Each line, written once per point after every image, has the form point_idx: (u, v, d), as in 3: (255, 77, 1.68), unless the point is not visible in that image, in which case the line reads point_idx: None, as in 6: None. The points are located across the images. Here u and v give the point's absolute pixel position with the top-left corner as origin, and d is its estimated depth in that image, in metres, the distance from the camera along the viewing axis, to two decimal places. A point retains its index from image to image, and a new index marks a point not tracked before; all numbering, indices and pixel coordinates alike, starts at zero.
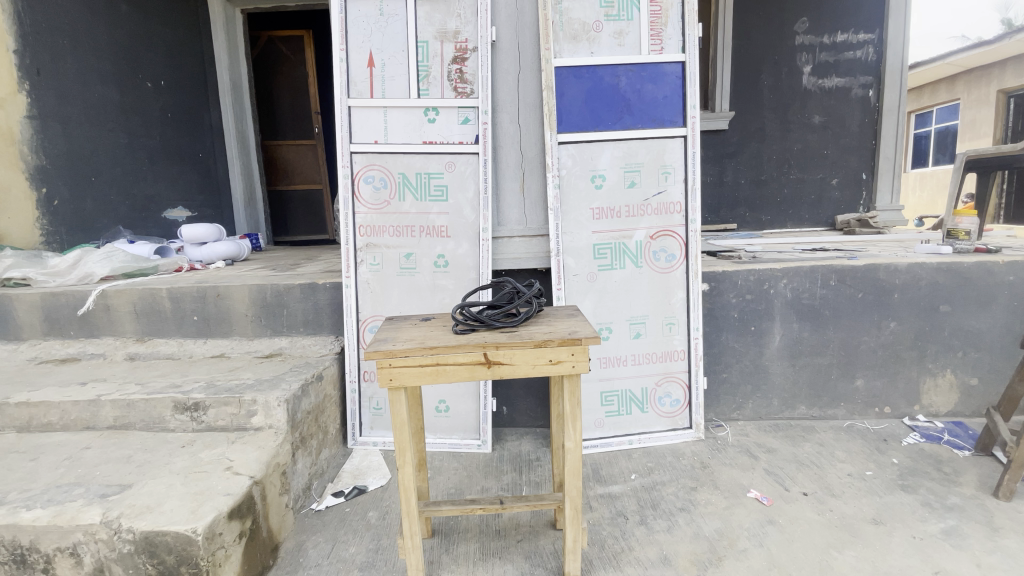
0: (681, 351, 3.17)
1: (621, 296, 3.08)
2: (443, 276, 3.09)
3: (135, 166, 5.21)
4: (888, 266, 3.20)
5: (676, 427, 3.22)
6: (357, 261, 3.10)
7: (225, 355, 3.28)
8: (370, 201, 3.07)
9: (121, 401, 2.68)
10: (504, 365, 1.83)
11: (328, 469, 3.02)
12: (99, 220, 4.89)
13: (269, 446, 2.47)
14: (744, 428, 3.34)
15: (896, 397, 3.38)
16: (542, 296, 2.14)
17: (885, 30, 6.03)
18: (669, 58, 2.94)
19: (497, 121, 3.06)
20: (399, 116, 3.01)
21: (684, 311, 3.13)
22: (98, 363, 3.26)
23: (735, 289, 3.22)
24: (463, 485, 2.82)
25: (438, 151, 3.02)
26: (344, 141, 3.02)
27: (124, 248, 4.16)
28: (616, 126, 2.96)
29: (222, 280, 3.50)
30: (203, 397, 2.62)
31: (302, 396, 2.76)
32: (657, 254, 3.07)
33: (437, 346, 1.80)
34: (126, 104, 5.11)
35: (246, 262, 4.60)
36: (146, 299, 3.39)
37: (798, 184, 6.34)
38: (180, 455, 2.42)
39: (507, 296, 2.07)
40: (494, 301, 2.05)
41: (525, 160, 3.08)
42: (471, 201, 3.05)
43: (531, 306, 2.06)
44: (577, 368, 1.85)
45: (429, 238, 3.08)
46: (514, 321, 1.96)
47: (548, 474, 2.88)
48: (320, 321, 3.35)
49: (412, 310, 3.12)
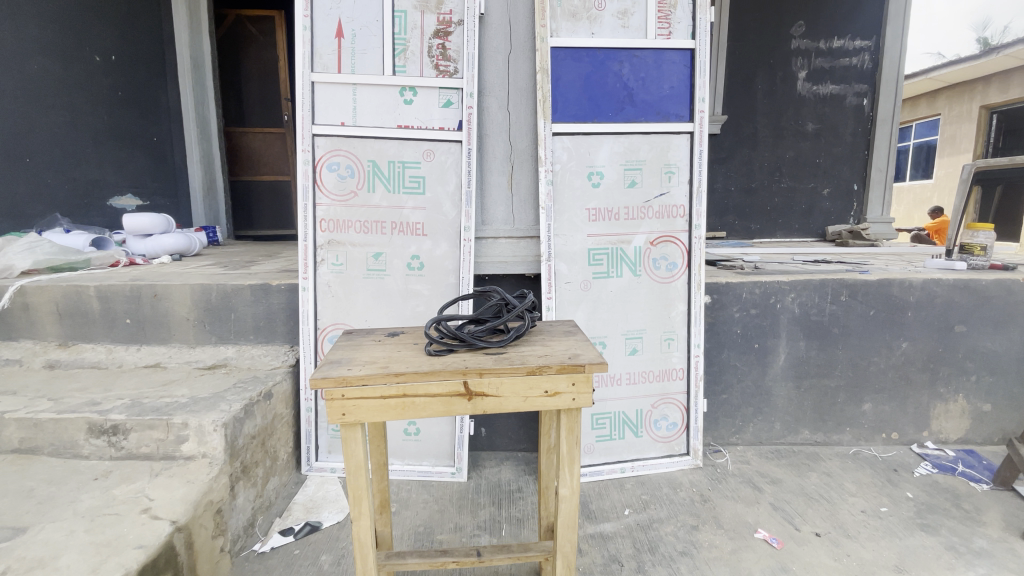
0: (681, 370, 2.85)
1: (617, 308, 2.75)
2: (417, 280, 2.71)
3: (78, 148, 4.65)
4: (902, 281, 2.96)
5: (672, 453, 2.91)
6: (317, 261, 2.71)
7: (160, 365, 2.82)
8: (335, 192, 2.69)
9: (27, 421, 2.15)
10: (488, 398, 1.47)
11: (277, 501, 2.61)
12: (33, 207, 4.32)
13: (200, 481, 2.04)
14: (745, 455, 3.04)
15: (905, 423, 3.15)
16: (536, 310, 1.79)
17: (881, 38, 5.92)
18: (678, 44, 2.63)
19: (482, 107, 2.71)
20: (371, 95, 2.63)
21: (685, 326, 2.82)
22: (11, 370, 2.73)
23: (739, 302, 2.93)
24: (433, 523, 2.45)
25: (414, 137, 2.64)
26: (306, 122, 2.64)
27: (54, 238, 3.61)
28: (618, 117, 2.63)
29: (162, 278, 3.04)
30: (123, 418, 2.15)
31: (245, 419, 2.34)
32: (658, 263, 2.75)
33: (404, 373, 1.43)
34: (70, 79, 4.56)
35: (197, 257, 4.13)
36: (71, 297, 2.88)
37: (789, 193, 6.16)
38: (89, 491, 1.94)
39: (494, 309, 1.71)
40: (478, 315, 1.69)
41: (514, 151, 2.73)
42: (452, 196, 2.68)
43: (524, 323, 1.71)
44: (577, 402, 1.50)
45: (403, 236, 2.70)
46: (503, 342, 1.61)
47: (531, 510, 2.53)
48: (272, 328, 2.95)
49: (380, 318, 2.73)
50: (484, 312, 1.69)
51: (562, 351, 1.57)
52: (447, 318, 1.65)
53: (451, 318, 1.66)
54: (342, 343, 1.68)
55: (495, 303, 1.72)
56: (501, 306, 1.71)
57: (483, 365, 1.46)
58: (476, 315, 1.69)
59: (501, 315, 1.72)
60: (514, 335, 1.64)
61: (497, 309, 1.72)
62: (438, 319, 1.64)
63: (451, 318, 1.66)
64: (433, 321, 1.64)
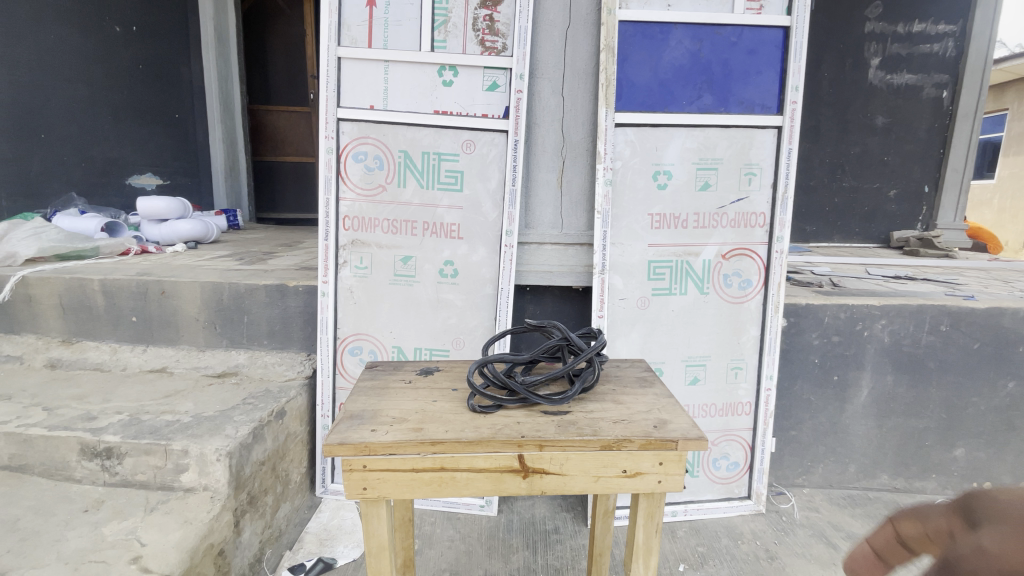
0: (747, 403, 2.47)
1: (678, 330, 2.38)
2: (450, 289, 2.38)
3: (97, 124, 4.37)
4: (1016, 311, 2.51)
5: (731, 496, 2.55)
6: (339, 263, 2.40)
7: (166, 370, 2.56)
8: (361, 186, 2.36)
9: (18, 436, 1.91)
10: (548, 476, 1.14)
11: (288, 530, 2.34)
12: (48, 184, 4.05)
13: (199, 521, 1.76)
14: (813, 500, 2.66)
15: (1002, 473, 2.72)
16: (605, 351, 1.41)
17: (969, 22, 5.29)
18: (770, 21, 2.20)
19: (532, 91, 2.33)
20: (405, 74, 2.28)
21: (756, 354, 2.43)
22: (12, 369, 2.48)
23: (820, 327, 2.53)
24: (460, 568, 2.16)
25: (452, 125, 2.29)
26: (331, 103, 2.31)
27: (65, 223, 3.39)
28: (693, 106, 2.22)
29: (172, 273, 2.77)
30: (117, 441, 1.88)
31: (253, 445, 2.05)
32: (729, 279, 2.36)
33: (443, 442, 1.11)
34: (90, 50, 4.25)
35: (214, 246, 3.87)
36: (75, 291, 2.62)
37: (851, 193, 5.60)
38: (76, 528, 1.65)
39: (554, 349, 1.34)
40: (534, 354, 1.32)
41: (567, 144, 2.36)
42: (493, 194, 2.33)
43: (591, 369, 1.33)
44: (663, 485, 1.16)
45: (435, 239, 2.36)
46: (566, 397, 1.23)
47: (571, 560, 2.21)
48: (289, 333, 2.65)
49: (407, 331, 2.41)
50: (541, 351, 1.32)
51: (643, 413, 1.23)
52: (495, 359, 1.29)
53: (500, 358, 1.30)
54: (366, 385, 1.36)
55: (555, 340, 1.34)
56: (563, 346, 1.34)
57: (544, 434, 1.12)
58: (531, 354, 1.32)
59: (562, 356, 1.34)
60: (580, 386, 1.26)
61: (557, 348, 1.34)
62: (483, 360, 1.28)
63: (500, 359, 1.30)
64: (477, 362, 1.28)
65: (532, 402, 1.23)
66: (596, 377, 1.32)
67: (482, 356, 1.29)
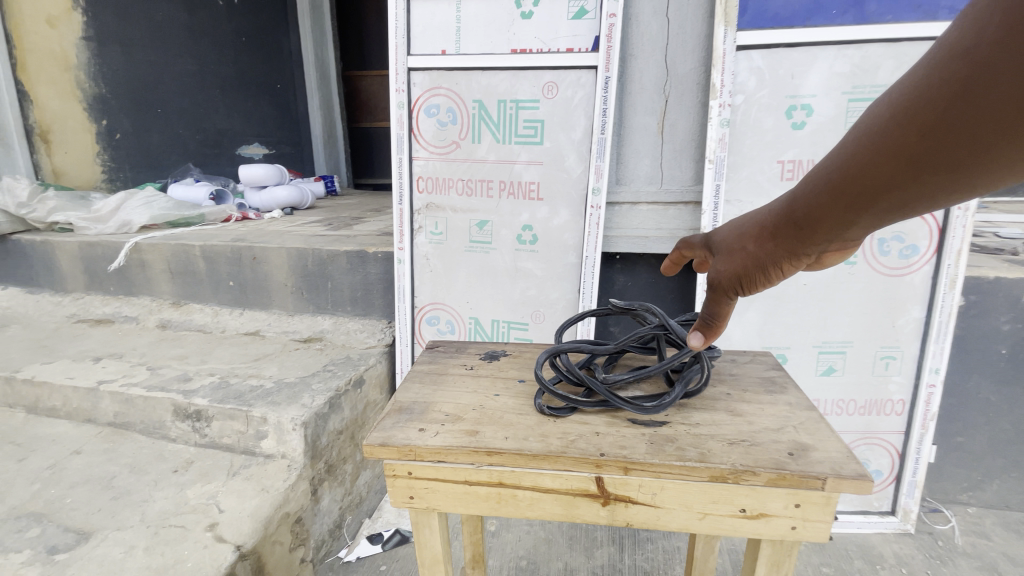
0: (900, 402, 1.97)
1: (810, 308, 1.92)
2: (529, 257, 2.14)
3: (205, 97, 4.55)
4: None
5: (868, 511, 2.09)
6: (413, 228, 2.25)
7: (259, 334, 2.64)
8: (434, 143, 2.15)
9: (122, 395, 2.04)
10: (636, 506, 0.88)
11: (368, 496, 2.33)
12: (166, 157, 4.21)
13: (277, 489, 1.75)
14: (983, 524, 2.11)
15: None
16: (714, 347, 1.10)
17: None
18: None
19: (629, 15, 1.93)
20: (479, 9, 1.99)
21: (917, 340, 1.90)
22: (129, 329, 2.73)
23: (1014, 308, 1.92)
24: (538, 558, 2.00)
25: (533, 65, 1.98)
26: (401, 51, 2.10)
27: (179, 192, 3.65)
28: (846, 15, 1.69)
29: (264, 239, 2.82)
30: (205, 404, 1.93)
31: (329, 414, 2.00)
32: (884, 246, 1.84)
33: (502, 455, 0.88)
34: (195, 25, 4.37)
35: (309, 212, 3.97)
36: (179, 255, 2.79)
37: None
38: (165, 489, 1.72)
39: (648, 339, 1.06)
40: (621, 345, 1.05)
41: (671, 79, 1.94)
42: (579, 146, 2.00)
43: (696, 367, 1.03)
44: (798, 531, 0.85)
45: (513, 201, 2.11)
46: (662, 403, 0.95)
47: (663, 564, 1.95)
48: (370, 300, 2.57)
49: (484, 301, 2.23)
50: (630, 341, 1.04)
51: (770, 430, 0.92)
52: (571, 349, 1.05)
53: (577, 347, 1.05)
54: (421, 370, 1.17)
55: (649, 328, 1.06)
56: (659, 336, 1.05)
57: (631, 454, 0.85)
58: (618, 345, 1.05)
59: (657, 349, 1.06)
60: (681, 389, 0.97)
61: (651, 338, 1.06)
62: (556, 349, 1.04)
63: (577, 348, 1.04)
64: (548, 352, 1.04)
65: (617, 408, 0.96)
66: (703, 379, 1.02)
67: (555, 345, 1.05)
